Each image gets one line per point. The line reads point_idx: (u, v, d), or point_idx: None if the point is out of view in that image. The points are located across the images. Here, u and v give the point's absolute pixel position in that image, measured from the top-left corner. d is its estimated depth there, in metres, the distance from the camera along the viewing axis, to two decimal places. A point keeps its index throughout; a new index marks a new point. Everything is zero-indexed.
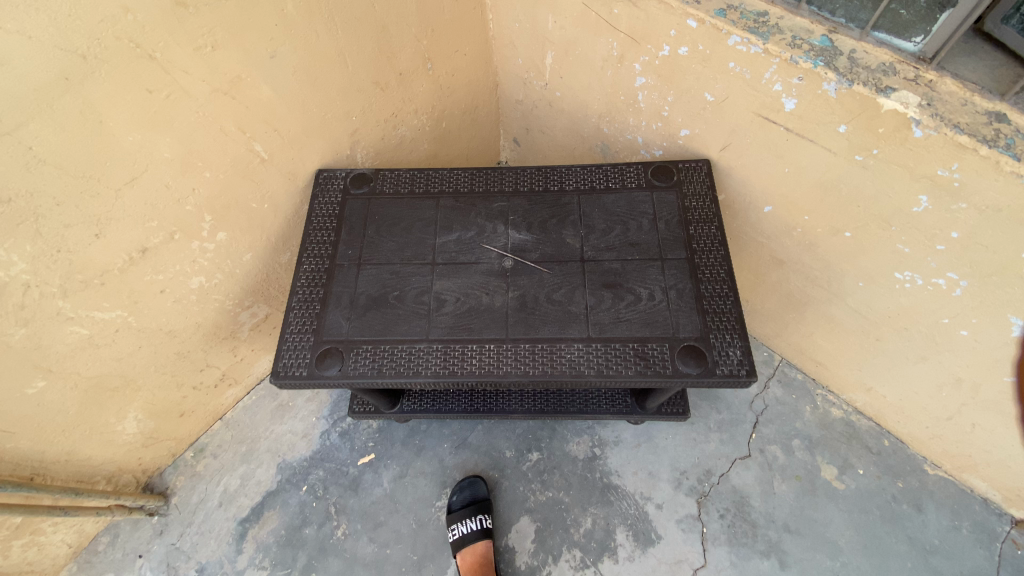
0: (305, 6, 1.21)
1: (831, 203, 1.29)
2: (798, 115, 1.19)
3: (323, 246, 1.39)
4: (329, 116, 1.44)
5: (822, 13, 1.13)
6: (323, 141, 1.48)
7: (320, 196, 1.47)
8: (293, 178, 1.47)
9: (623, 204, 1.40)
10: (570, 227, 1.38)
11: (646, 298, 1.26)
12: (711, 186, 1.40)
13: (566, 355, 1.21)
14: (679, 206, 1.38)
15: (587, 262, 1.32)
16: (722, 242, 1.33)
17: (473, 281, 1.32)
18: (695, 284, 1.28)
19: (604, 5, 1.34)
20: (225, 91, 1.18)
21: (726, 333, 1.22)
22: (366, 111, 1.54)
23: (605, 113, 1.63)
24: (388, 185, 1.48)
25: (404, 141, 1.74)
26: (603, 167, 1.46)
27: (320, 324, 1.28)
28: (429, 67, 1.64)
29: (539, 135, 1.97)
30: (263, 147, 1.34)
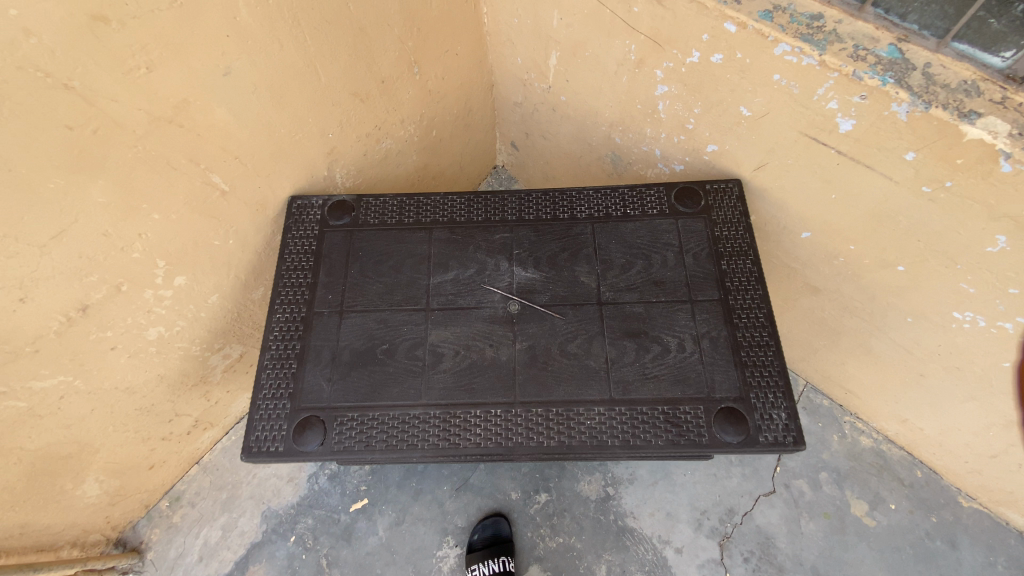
0: (261, 10, 1.01)
1: (886, 234, 1.13)
2: (855, 137, 1.02)
3: (298, 290, 1.20)
4: (299, 135, 1.24)
5: (890, 17, 0.95)
6: (295, 164, 1.28)
7: (293, 228, 1.27)
8: (260, 209, 1.28)
9: (644, 233, 1.22)
10: (583, 262, 1.20)
11: (675, 349, 1.10)
12: (745, 212, 1.22)
13: (585, 422, 1.05)
14: (709, 237, 1.21)
15: (605, 305, 1.15)
16: (759, 279, 1.16)
17: (474, 330, 1.14)
18: (731, 331, 1.11)
19: (621, 3, 1.14)
20: (168, 119, 1.00)
21: (768, 391, 1.06)
22: (344, 127, 1.33)
23: (618, 121, 1.43)
24: (373, 214, 1.28)
25: (390, 155, 1.53)
26: (620, 189, 1.27)
27: (297, 387, 1.11)
28: (416, 70, 1.42)
29: (540, 141, 1.76)
30: (222, 178, 1.15)
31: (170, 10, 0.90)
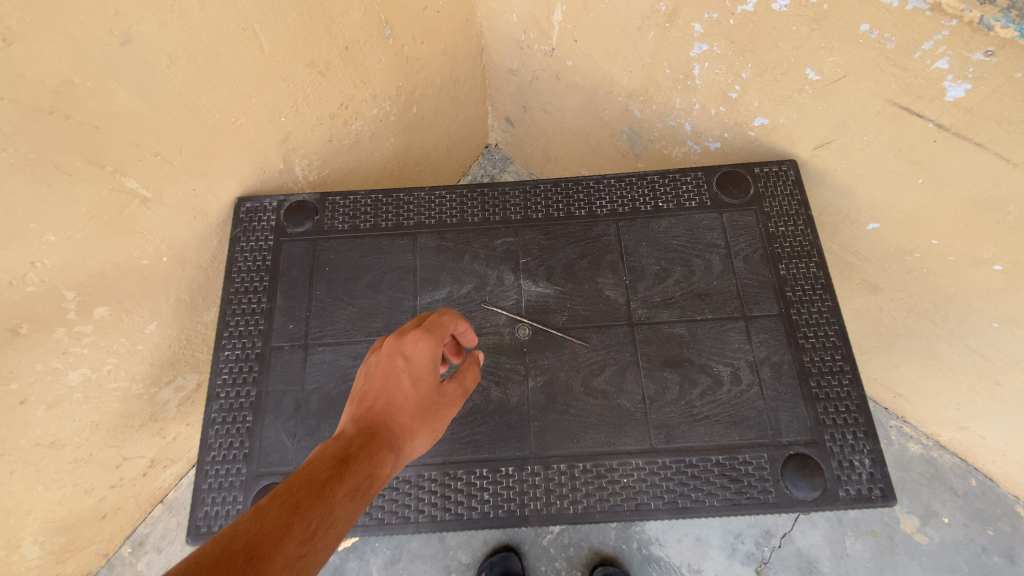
0: None
1: (985, 228, 0.91)
2: (967, 107, 0.78)
3: (251, 319, 0.96)
4: (239, 120, 0.98)
5: None
6: (238, 156, 1.03)
7: (241, 238, 1.01)
8: (199, 215, 1.04)
9: (682, 232, 0.98)
10: (608, 272, 0.96)
11: (728, 382, 0.88)
12: (805, 201, 0.98)
13: (620, 481, 0.84)
14: (761, 234, 0.97)
15: (637, 326, 0.92)
16: (826, 288, 0.93)
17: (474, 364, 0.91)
18: (797, 356, 0.89)
19: None
20: (50, 110, 0.74)
21: (847, 432, 0.85)
22: (300, 107, 1.06)
23: (639, 91, 1.17)
24: (341, 216, 1.03)
25: (362, 139, 1.27)
26: (649, 176, 1.02)
27: (255, 446, 0.88)
28: (389, 32, 1.14)
29: (541, 116, 1.50)
30: (140, 183, 0.90)
31: None
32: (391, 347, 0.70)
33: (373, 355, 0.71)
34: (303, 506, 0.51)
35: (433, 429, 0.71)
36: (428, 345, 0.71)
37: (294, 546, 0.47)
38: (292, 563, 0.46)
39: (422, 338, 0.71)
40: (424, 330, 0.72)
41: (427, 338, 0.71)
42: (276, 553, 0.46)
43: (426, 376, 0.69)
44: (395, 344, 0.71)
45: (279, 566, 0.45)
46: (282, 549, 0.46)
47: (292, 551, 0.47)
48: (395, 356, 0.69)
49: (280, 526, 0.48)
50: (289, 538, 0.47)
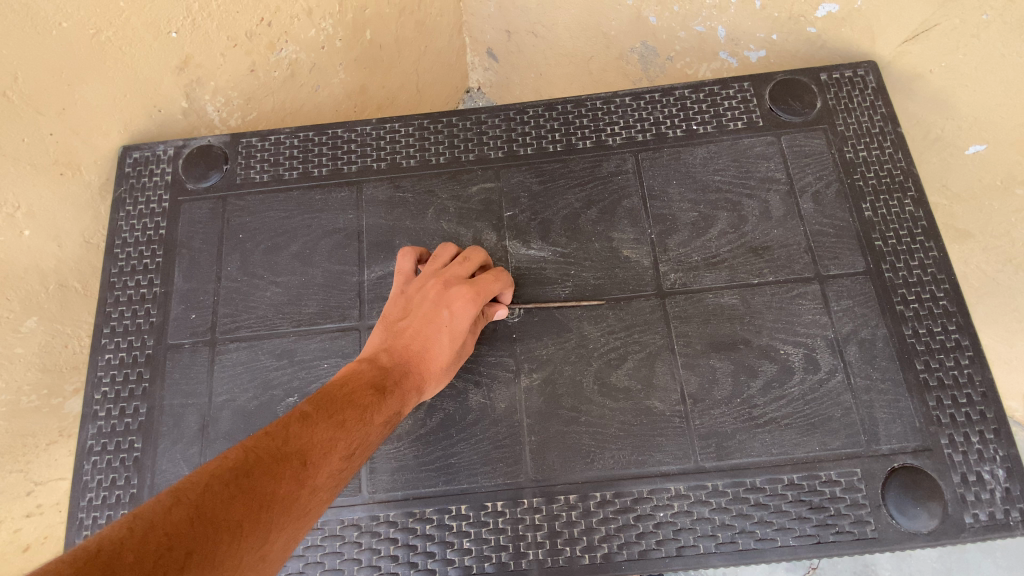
0: None
1: None
2: None
3: (138, 309, 0.70)
4: (104, 33, 0.72)
5: None
6: (112, 87, 0.77)
7: (127, 201, 0.75)
8: (68, 169, 0.77)
9: (726, 163, 0.71)
10: (626, 224, 0.70)
11: (801, 371, 0.63)
12: (892, 115, 0.72)
13: (655, 515, 0.60)
14: (835, 163, 0.71)
15: (669, 296, 0.67)
16: (930, 234, 0.67)
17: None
18: (895, 329, 0.64)
19: None
20: None
21: (972, 434, 0.60)
22: (199, 17, 0.78)
23: None
24: (259, 163, 0.76)
25: (298, 73, 0.94)
26: (676, 90, 0.75)
27: (146, 480, 0.64)
28: None
29: (529, 42, 1.15)
30: None
31: None
32: (438, 291, 0.58)
33: (416, 282, 0.60)
34: (349, 425, 0.46)
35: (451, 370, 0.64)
36: (477, 307, 0.59)
37: (340, 461, 0.44)
38: (336, 477, 0.43)
39: (472, 297, 0.59)
40: (474, 282, 0.60)
41: (478, 297, 0.59)
42: (323, 465, 0.43)
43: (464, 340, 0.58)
44: (443, 290, 0.58)
45: (325, 481, 0.42)
46: (328, 463, 0.43)
47: (337, 465, 0.44)
48: (441, 305, 0.57)
49: (329, 439, 0.44)
50: (335, 454, 0.44)
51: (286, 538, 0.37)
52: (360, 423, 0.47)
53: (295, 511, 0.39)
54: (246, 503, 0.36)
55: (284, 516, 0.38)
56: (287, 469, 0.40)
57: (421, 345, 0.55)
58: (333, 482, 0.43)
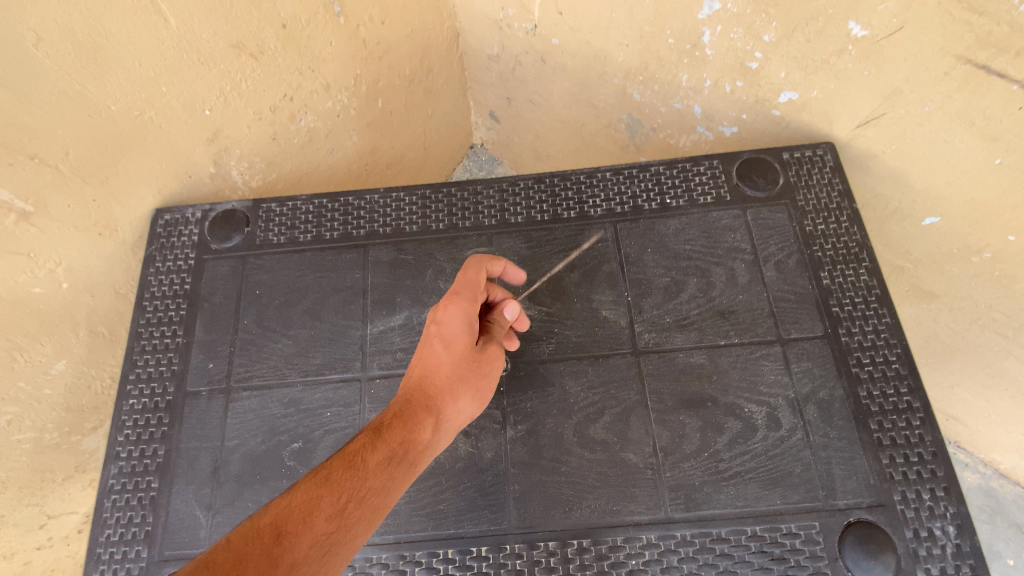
0: None
1: None
2: None
3: (162, 359, 0.78)
4: (147, 114, 0.81)
5: None
6: (151, 157, 0.86)
7: (157, 259, 0.83)
8: (106, 230, 0.86)
9: (696, 235, 0.79)
10: (605, 287, 0.77)
11: (763, 428, 0.68)
12: (848, 192, 0.79)
13: (628, 562, 0.64)
14: (796, 235, 0.78)
15: (644, 355, 0.73)
16: (883, 302, 0.73)
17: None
18: (851, 390, 0.69)
19: None
20: None
21: (924, 492, 0.65)
22: (230, 97, 0.88)
23: (637, 69, 0.98)
24: (277, 227, 0.84)
25: (315, 140, 1.06)
26: (652, 168, 0.83)
27: (160, 519, 0.70)
28: (340, 9, 0.95)
29: (528, 109, 1.26)
30: (15, 193, 0.73)
31: None
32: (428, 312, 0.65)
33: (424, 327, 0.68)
34: (335, 482, 0.50)
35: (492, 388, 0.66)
36: (459, 306, 0.63)
37: (325, 522, 0.47)
38: (322, 540, 0.46)
39: (451, 299, 0.63)
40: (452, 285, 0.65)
41: (460, 296, 0.63)
42: (303, 533, 0.46)
43: (459, 341, 0.62)
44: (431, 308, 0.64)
45: (308, 547, 0.45)
46: (309, 529, 0.46)
47: (322, 526, 0.47)
48: (430, 323, 0.63)
49: (307, 501, 0.48)
50: (317, 514, 0.47)
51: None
52: (348, 476, 0.51)
53: None
54: None
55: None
56: (259, 545, 0.43)
57: (419, 366, 0.61)
58: (325, 543, 0.46)
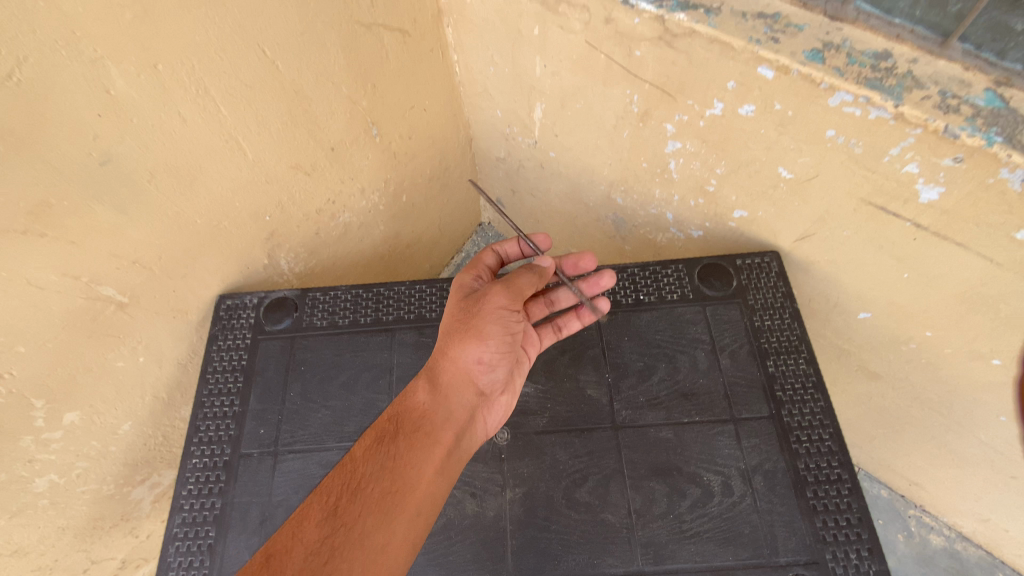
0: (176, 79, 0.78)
1: (978, 323, 0.88)
2: (943, 209, 0.77)
3: (222, 425, 0.93)
4: (222, 223, 0.99)
5: (984, 54, 0.70)
6: (222, 255, 1.04)
7: (220, 337, 1.00)
8: (179, 313, 1.03)
9: (665, 327, 0.96)
10: (590, 369, 0.94)
11: (719, 494, 0.83)
12: (790, 293, 0.96)
13: None
14: (746, 329, 0.95)
15: (622, 430, 0.88)
16: (818, 387, 0.89)
17: (508, 324, 0.84)
18: (791, 463, 0.84)
19: (619, 46, 0.90)
20: (24, 229, 0.74)
21: (851, 551, 0.78)
22: (286, 205, 1.08)
23: (619, 180, 1.18)
24: (320, 313, 1.02)
25: (349, 231, 1.26)
26: (629, 269, 1.02)
27: (216, 564, 0.84)
28: (376, 132, 1.15)
29: (530, 200, 1.47)
30: (116, 289, 0.89)
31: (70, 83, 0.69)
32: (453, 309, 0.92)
33: None
34: (332, 487, 0.68)
35: (497, 326, 0.83)
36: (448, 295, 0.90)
37: (327, 517, 0.64)
38: (327, 529, 0.63)
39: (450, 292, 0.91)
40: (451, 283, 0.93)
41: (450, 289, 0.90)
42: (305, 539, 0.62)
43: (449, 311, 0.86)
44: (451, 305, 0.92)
45: (311, 548, 0.61)
46: (311, 532, 0.63)
47: (325, 522, 0.64)
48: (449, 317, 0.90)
49: (304, 517, 0.65)
50: (314, 517, 0.64)
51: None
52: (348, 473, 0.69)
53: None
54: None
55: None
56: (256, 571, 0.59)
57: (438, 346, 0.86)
58: (325, 546, 0.61)
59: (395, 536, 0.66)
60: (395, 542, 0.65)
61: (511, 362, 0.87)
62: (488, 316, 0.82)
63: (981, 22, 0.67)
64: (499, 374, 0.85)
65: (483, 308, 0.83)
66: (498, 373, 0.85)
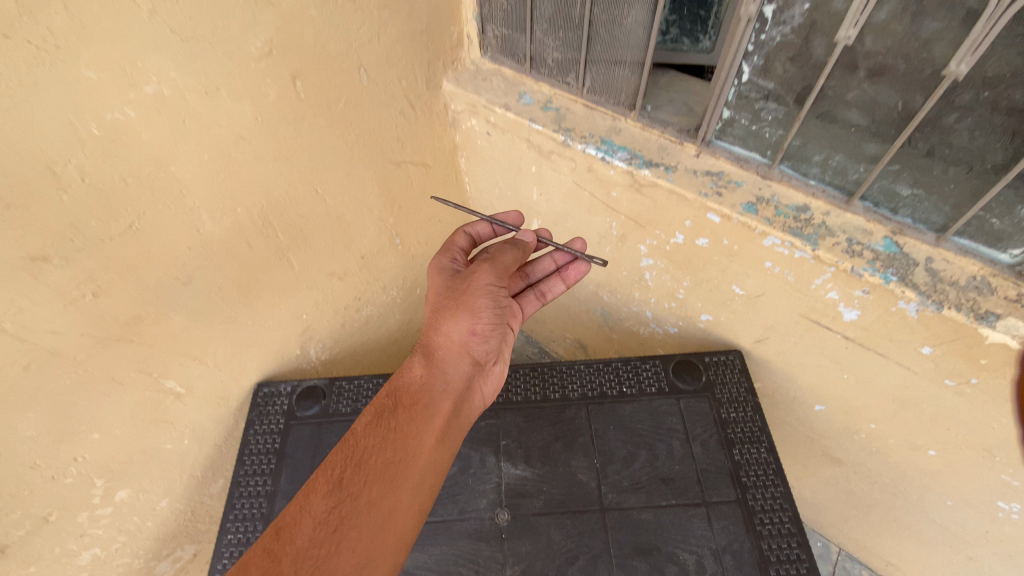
0: (246, 215, 0.99)
1: (908, 419, 1.03)
2: (863, 326, 0.94)
3: (256, 503, 1.09)
4: (267, 322, 1.18)
5: (881, 210, 0.91)
6: (263, 347, 1.21)
7: (257, 422, 1.17)
8: (222, 399, 1.19)
9: (645, 418, 1.11)
10: (580, 455, 1.07)
11: (692, 572, 0.95)
12: (752, 388, 1.11)
13: None
14: (715, 420, 1.10)
15: (608, 511, 1.01)
16: (778, 473, 1.03)
17: (494, 300, 0.98)
18: (756, 544, 0.96)
19: (601, 186, 1.12)
20: (118, 338, 0.91)
21: None
22: (320, 304, 1.27)
23: (605, 282, 1.37)
24: (345, 401, 1.21)
25: (369, 321, 1.47)
26: (613, 364, 1.18)
27: None
28: (398, 241, 1.38)
29: None
30: (177, 381, 1.06)
31: (170, 226, 0.89)
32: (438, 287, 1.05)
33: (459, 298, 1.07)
34: (335, 458, 0.78)
35: (481, 302, 0.96)
36: (435, 278, 1.03)
37: (332, 485, 0.74)
38: (331, 498, 0.73)
39: (436, 274, 1.04)
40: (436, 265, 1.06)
41: (435, 274, 1.03)
42: (315, 509, 0.72)
43: (435, 293, 1.00)
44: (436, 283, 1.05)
45: (320, 518, 0.71)
46: (320, 503, 0.72)
47: (330, 490, 0.73)
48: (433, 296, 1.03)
49: (312, 493, 0.74)
50: (321, 488, 0.74)
51: (296, 569, 0.65)
52: (350, 443, 0.80)
53: (289, 545, 0.68)
54: (263, 553, 0.68)
55: (283, 561, 0.66)
56: (268, 543, 0.69)
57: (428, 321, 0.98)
58: (333, 514, 0.71)
59: (403, 497, 0.76)
60: (403, 508, 0.75)
61: (497, 334, 1.01)
62: (475, 294, 0.96)
63: (875, 188, 0.89)
64: (489, 345, 0.98)
65: (469, 288, 0.96)
66: (491, 345, 0.98)
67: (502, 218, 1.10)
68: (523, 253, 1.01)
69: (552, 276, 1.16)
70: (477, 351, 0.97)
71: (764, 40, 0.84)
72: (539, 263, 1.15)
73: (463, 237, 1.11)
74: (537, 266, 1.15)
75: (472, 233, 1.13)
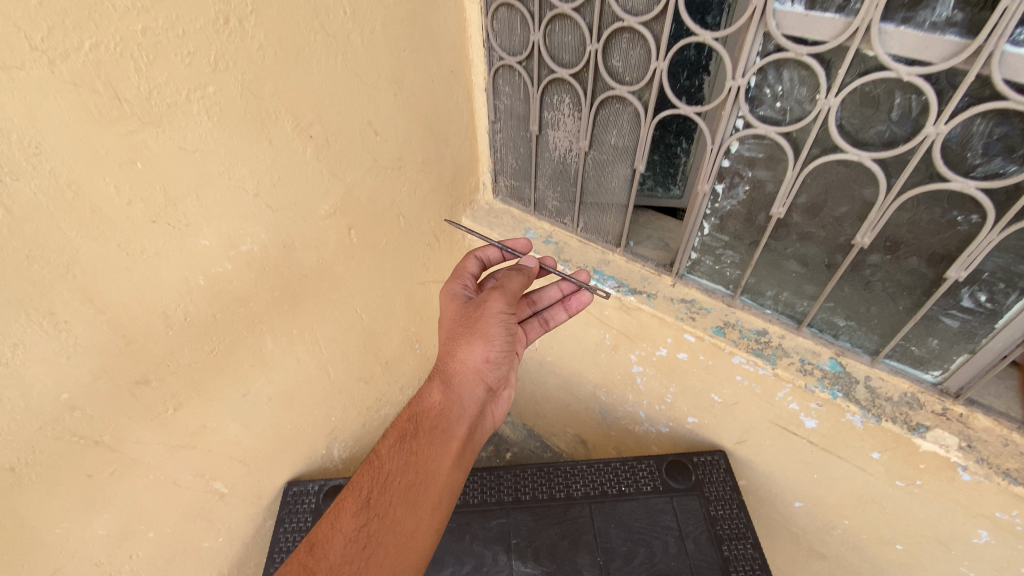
0: (299, 334, 1.17)
1: (875, 515, 1.16)
2: (822, 433, 1.11)
3: None
4: (303, 424, 1.33)
5: (825, 335, 1.11)
6: (297, 447, 1.35)
7: (286, 519, 1.32)
8: (256, 498, 1.30)
9: (642, 515, 1.23)
10: (585, 552, 1.19)
11: None
12: (736, 486, 1.25)
13: None
14: (705, 516, 1.22)
15: None
16: (763, 568, 1.15)
17: (505, 328, 1.06)
18: None
19: (595, 306, 1.33)
20: (184, 445, 1.05)
21: None
22: (347, 406, 1.43)
23: (601, 383, 1.54)
24: None
25: (387, 419, 1.63)
26: (612, 464, 1.32)
27: None
28: (418, 345, 1.59)
29: (530, 391, 1.82)
30: (223, 482, 1.19)
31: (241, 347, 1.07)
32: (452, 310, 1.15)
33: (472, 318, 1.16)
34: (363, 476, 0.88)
35: (493, 329, 1.04)
36: (450, 303, 1.12)
37: (359, 504, 0.84)
38: (359, 515, 0.83)
39: (451, 300, 1.13)
40: (450, 289, 1.16)
41: (450, 299, 1.13)
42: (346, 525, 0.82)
43: (450, 319, 1.08)
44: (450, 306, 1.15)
45: (351, 535, 0.81)
46: (350, 521, 0.83)
47: (358, 508, 0.84)
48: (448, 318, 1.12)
49: (344, 513, 0.84)
50: (351, 506, 0.85)
51: None
52: (374, 463, 0.90)
53: (324, 555, 0.79)
54: (302, 562, 0.79)
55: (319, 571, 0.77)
56: (306, 557, 0.80)
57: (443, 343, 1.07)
58: (362, 533, 0.81)
59: (421, 517, 0.85)
60: (421, 527, 0.85)
61: (508, 361, 1.10)
62: (488, 322, 1.04)
63: (818, 318, 1.10)
64: (500, 372, 1.07)
65: (483, 315, 1.04)
66: (501, 371, 1.06)
67: (512, 245, 1.22)
68: (528, 278, 1.10)
69: (556, 304, 1.26)
70: (489, 376, 1.06)
71: (718, 207, 1.10)
72: (546, 292, 1.26)
73: (474, 262, 1.23)
74: (542, 295, 1.26)
75: (484, 258, 1.25)
